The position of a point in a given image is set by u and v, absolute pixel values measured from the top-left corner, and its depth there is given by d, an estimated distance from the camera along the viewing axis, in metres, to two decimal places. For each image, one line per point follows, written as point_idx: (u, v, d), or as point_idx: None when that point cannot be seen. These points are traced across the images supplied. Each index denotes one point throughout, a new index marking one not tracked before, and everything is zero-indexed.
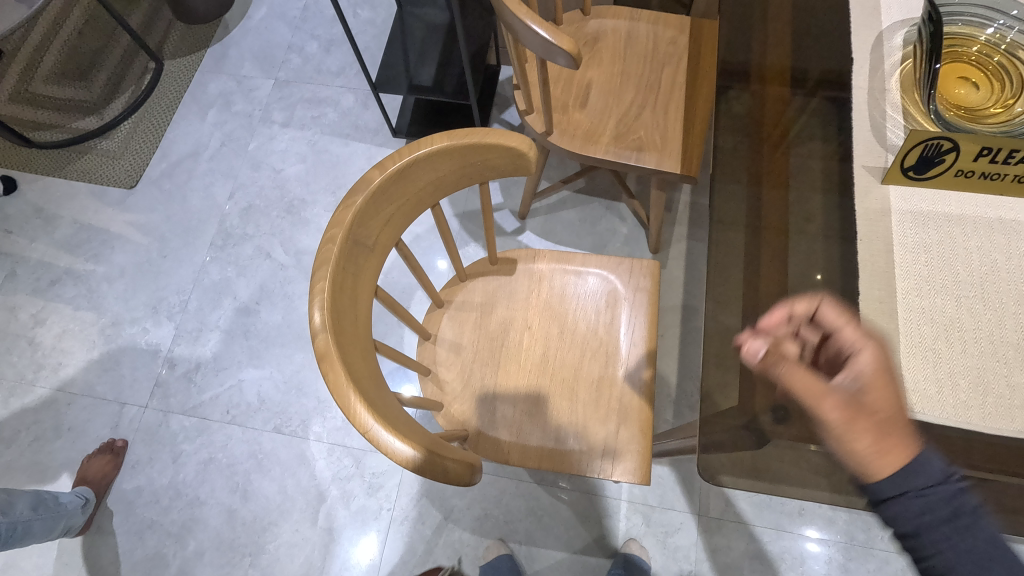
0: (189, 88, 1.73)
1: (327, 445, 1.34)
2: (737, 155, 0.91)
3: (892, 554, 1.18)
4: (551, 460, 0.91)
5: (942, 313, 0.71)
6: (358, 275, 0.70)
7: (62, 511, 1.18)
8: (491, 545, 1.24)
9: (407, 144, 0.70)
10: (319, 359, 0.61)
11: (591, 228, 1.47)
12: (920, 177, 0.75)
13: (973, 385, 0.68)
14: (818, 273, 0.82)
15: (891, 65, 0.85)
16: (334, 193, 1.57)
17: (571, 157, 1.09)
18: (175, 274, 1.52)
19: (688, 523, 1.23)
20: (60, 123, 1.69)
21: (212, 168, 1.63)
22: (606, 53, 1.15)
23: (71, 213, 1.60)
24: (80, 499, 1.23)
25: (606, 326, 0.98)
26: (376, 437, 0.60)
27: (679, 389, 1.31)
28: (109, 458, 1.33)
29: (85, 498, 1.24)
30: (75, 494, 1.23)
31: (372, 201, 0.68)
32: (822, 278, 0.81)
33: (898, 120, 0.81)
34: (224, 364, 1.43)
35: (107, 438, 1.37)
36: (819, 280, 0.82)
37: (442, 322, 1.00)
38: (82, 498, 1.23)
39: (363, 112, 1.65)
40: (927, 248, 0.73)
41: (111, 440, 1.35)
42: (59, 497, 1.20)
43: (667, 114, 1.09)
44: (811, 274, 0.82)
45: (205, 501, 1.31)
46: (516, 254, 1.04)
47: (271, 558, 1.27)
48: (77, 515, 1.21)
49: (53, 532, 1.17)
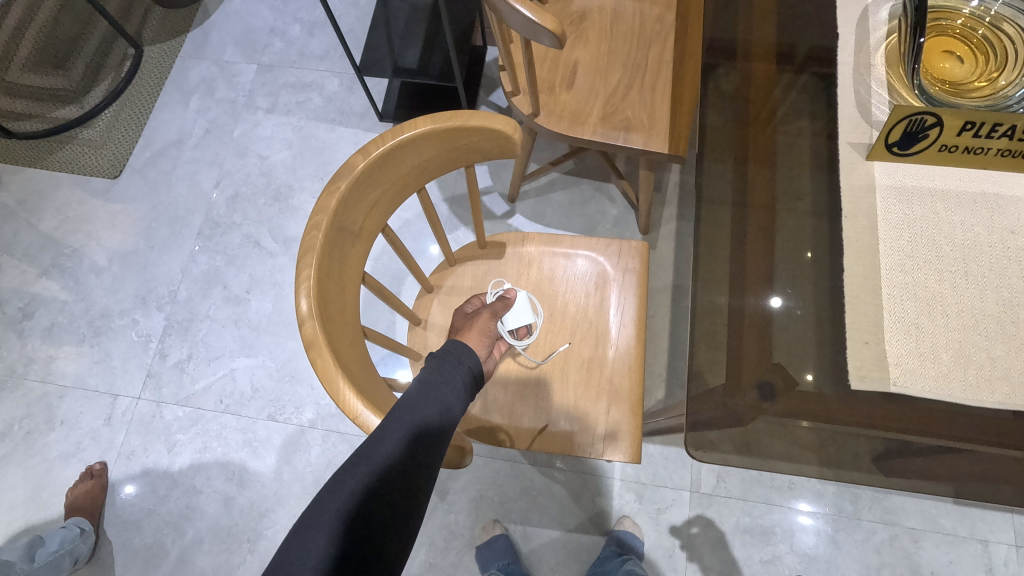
0: (170, 75, 1.70)
1: (322, 432, 1.35)
2: (724, 134, 0.91)
3: (878, 524, 1.21)
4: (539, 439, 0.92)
5: (926, 289, 0.71)
6: (345, 262, 0.70)
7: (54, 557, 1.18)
8: (486, 526, 1.26)
9: (390, 128, 0.69)
10: (307, 346, 0.62)
11: (581, 209, 1.47)
12: (904, 153, 0.75)
13: (954, 358, 0.69)
14: (808, 252, 0.83)
15: (876, 41, 0.85)
16: (322, 179, 1.56)
17: (558, 138, 1.09)
18: (163, 264, 1.51)
19: (680, 500, 1.25)
20: (40, 112, 1.66)
21: (198, 156, 1.61)
22: (592, 32, 1.14)
23: (55, 205, 1.58)
24: (74, 531, 1.22)
25: (596, 307, 0.98)
26: (365, 423, 0.61)
27: (670, 367, 1.32)
28: (92, 483, 1.30)
29: (79, 529, 1.23)
30: (64, 530, 1.21)
31: (355, 186, 0.67)
32: (812, 256, 0.83)
33: (883, 95, 0.81)
34: (216, 353, 1.42)
35: (88, 462, 1.35)
36: (808, 258, 0.83)
37: (432, 307, 1.01)
38: (75, 532, 1.22)
39: (349, 97, 1.63)
40: (911, 224, 0.74)
41: (89, 466, 1.33)
42: (50, 540, 1.20)
43: (654, 94, 1.08)
44: (801, 253, 0.83)
45: (202, 490, 1.32)
46: (505, 238, 1.04)
47: (269, 544, 1.28)
48: (77, 546, 1.21)
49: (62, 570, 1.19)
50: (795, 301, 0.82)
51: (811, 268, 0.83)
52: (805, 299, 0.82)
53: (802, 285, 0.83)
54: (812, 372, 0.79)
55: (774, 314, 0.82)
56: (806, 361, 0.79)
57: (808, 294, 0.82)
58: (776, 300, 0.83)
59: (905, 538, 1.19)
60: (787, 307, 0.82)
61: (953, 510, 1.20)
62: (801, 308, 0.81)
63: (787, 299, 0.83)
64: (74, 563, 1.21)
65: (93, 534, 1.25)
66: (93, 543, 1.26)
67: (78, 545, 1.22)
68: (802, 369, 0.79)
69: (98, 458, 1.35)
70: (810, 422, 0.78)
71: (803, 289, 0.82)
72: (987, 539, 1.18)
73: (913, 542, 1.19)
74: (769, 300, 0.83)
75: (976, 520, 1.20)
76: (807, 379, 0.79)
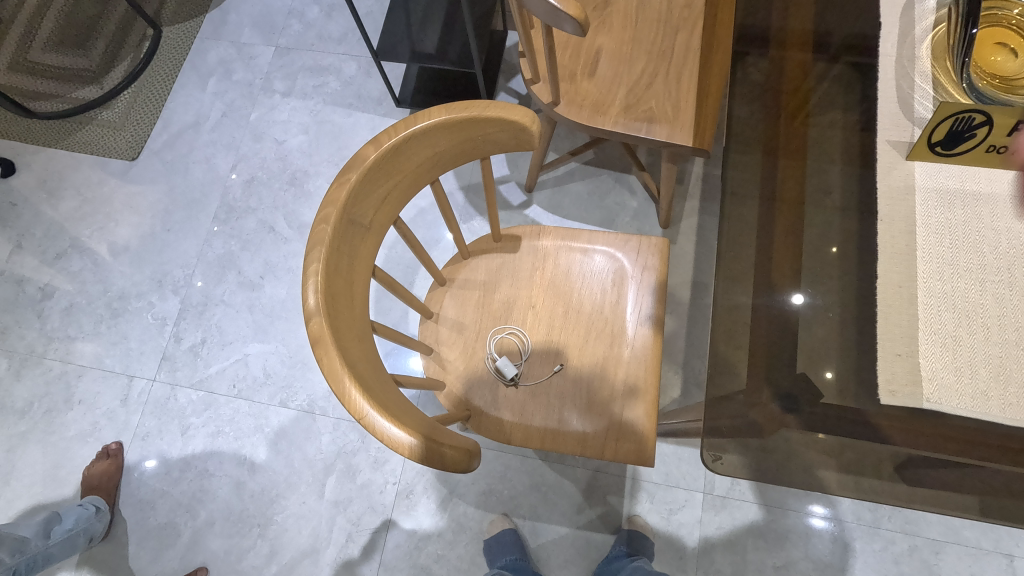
0: (188, 56, 1.69)
1: (333, 420, 1.35)
2: (752, 126, 0.86)
3: (898, 534, 1.17)
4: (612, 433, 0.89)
5: (965, 300, 0.69)
6: (354, 256, 0.68)
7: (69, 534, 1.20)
8: (495, 520, 1.25)
9: (403, 118, 0.67)
10: (314, 343, 0.60)
11: (599, 201, 1.43)
12: (948, 153, 0.73)
13: (993, 375, 0.67)
14: (834, 246, 0.80)
15: (922, 31, 0.81)
16: (337, 164, 1.54)
17: (577, 129, 1.05)
18: (179, 247, 1.51)
19: (693, 501, 1.23)
20: (60, 92, 1.66)
21: (214, 139, 1.60)
22: (616, 18, 1.09)
23: (75, 185, 1.59)
24: (89, 509, 1.24)
25: (613, 305, 0.95)
26: (372, 424, 0.59)
27: (687, 366, 1.29)
28: (109, 462, 1.32)
29: (94, 508, 1.25)
30: (80, 508, 1.24)
31: (366, 178, 0.65)
32: (838, 251, 0.79)
33: (927, 91, 0.78)
34: (230, 338, 1.43)
35: (105, 441, 1.37)
36: (835, 253, 0.80)
37: (444, 301, 0.99)
38: (91, 511, 1.24)
39: (366, 81, 1.60)
40: (952, 230, 0.72)
41: (106, 445, 1.35)
42: (65, 516, 1.22)
43: (680, 82, 1.03)
44: (827, 247, 0.80)
45: (214, 473, 1.33)
46: (521, 231, 1.01)
47: (279, 529, 1.29)
48: (91, 524, 1.23)
49: (75, 548, 1.21)
50: (819, 298, 0.79)
51: (836, 267, 0.79)
52: (827, 293, 0.79)
53: (826, 280, 0.80)
54: (833, 369, 0.75)
55: (798, 312, 0.80)
56: (827, 359, 0.75)
57: (833, 289, 0.79)
58: (799, 297, 0.80)
59: (926, 550, 1.16)
60: (809, 304, 0.80)
61: (978, 523, 1.16)
62: (823, 300, 0.79)
63: (812, 297, 0.80)
64: (85, 542, 1.23)
65: (108, 513, 1.28)
66: (107, 520, 1.28)
67: (93, 523, 1.24)
68: (822, 367, 0.75)
69: (114, 437, 1.37)
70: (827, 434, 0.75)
71: (827, 282, 0.79)
72: (1012, 554, 1.14)
73: (933, 553, 1.15)
74: (792, 297, 0.80)
75: (1002, 534, 1.15)
76: (827, 375, 0.76)
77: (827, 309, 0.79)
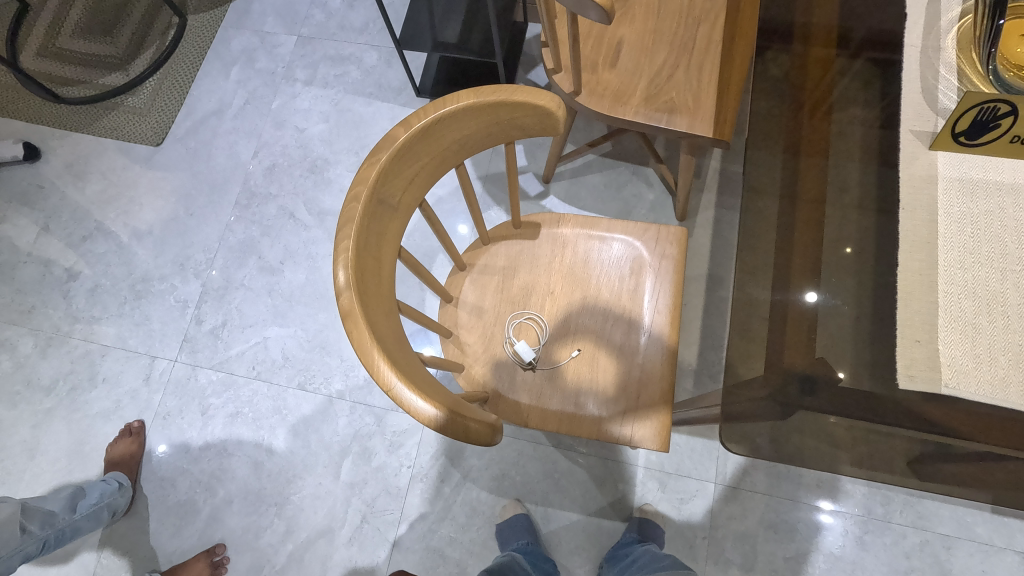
0: (212, 44, 1.71)
1: (349, 404, 1.37)
2: (771, 119, 0.87)
3: (909, 529, 1.17)
4: (625, 412, 0.91)
5: (986, 287, 0.70)
6: (382, 235, 0.69)
7: (94, 508, 1.23)
8: (507, 505, 1.27)
9: (432, 101, 0.68)
10: (343, 317, 0.62)
11: (616, 193, 1.44)
12: (972, 143, 0.73)
13: (1012, 361, 0.68)
14: (848, 246, 0.81)
15: (948, 22, 0.81)
16: (357, 153, 1.56)
17: (598, 118, 1.06)
18: (201, 231, 1.54)
19: (704, 491, 1.24)
20: (87, 78, 1.69)
21: (237, 126, 1.62)
22: (639, 9, 1.10)
23: (100, 170, 1.62)
24: (111, 485, 1.27)
25: (630, 293, 0.97)
26: (399, 396, 0.61)
27: (701, 358, 1.30)
28: (131, 440, 1.36)
29: (117, 484, 1.28)
30: (104, 484, 1.26)
31: (396, 159, 0.67)
32: (853, 251, 0.80)
33: (952, 82, 0.78)
34: (250, 321, 1.45)
35: (128, 419, 1.41)
36: (849, 253, 0.80)
37: (463, 286, 1.00)
38: (114, 486, 1.27)
39: (387, 71, 1.62)
40: (974, 219, 0.73)
41: (129, 424, 1.39)
42: (89, 492, 1.25)
43: (700, 75, 1.04)
44: (842, 247, 0.81)
45: (233, 453, 1.36)
46: (540, 218, 1.02)
47: (295, 509, 1.31)
48: (113, 499, 1.26)
49: (100, 521, 1.25)
50: (834, 296, 0.80)
51: (853, 264, 0.80)
52: (842, 292, 0.80)
53: (840, 278, 0.80)
54: (847, 369, 0.76)
55: (814, 308, 0.79)
56: (842, 358, 0.76)
57: (849, 287, 0.79)
58: (813, 295, 0.80)
59: (937, 545, 1.16)
60: (825, 301, 0.80)
61: (991, 520, 1.16)
62: (839, 299, 0.79)
63: (827, 295, 0.80)
64: (109, 516, 1.26)
65: (130, 489, 1.31)
66: (130, 496, 1.31)
67: (116, 498, 1.27)
68: (838, 364, 0.76)
69: (137, 416, 1.41)
70: (839, 417, 0.76)
71: (842, 280, 0.80)
72: None
73: (944, 548, 1.16)
74: (806, 294, 0.80)
75: (1016, 531, 1.15)
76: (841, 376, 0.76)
77: (842, 305, 0.79)
